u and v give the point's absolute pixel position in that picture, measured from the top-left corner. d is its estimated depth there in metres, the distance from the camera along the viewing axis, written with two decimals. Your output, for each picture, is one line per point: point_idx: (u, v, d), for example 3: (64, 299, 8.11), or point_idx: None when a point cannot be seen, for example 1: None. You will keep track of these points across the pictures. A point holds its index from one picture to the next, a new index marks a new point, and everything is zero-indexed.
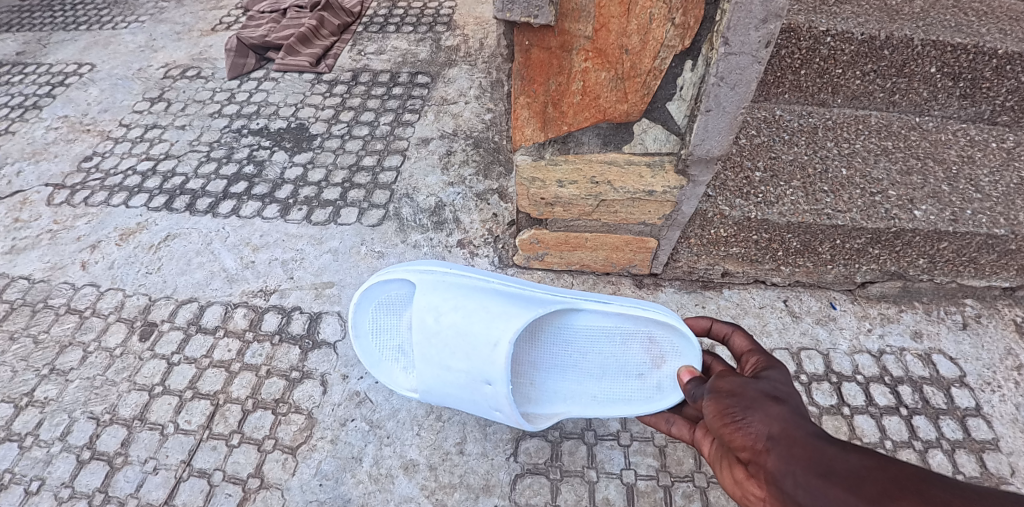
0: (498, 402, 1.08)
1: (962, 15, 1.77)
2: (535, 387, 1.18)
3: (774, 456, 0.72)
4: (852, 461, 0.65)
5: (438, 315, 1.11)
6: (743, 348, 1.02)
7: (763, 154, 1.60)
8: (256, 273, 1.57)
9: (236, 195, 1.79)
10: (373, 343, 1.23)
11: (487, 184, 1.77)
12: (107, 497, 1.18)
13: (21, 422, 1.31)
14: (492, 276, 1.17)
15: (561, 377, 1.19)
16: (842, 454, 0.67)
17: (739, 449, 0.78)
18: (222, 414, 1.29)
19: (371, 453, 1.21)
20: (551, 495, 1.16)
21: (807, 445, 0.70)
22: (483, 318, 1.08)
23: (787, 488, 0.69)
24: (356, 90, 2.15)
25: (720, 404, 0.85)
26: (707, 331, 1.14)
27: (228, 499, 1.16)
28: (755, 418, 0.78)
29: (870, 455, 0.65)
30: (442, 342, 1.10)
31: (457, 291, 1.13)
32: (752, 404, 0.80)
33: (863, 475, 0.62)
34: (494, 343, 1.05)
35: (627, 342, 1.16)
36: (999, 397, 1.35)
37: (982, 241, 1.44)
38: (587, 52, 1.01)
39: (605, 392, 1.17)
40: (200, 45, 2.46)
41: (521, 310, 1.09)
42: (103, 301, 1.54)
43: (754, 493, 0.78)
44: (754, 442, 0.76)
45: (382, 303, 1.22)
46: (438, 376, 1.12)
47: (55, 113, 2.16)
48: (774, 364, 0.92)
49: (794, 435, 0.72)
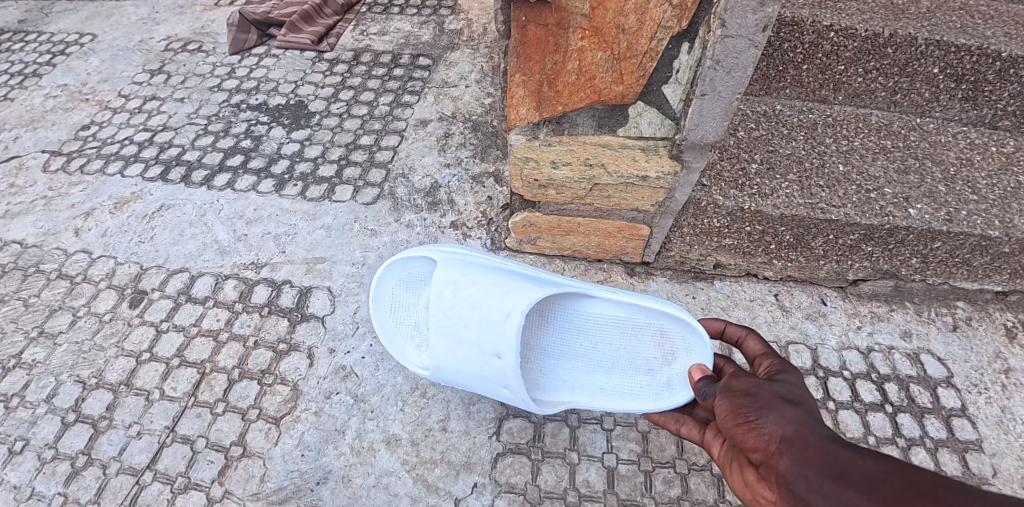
0: (506, 378, 1.07)
1: (969, 17, 1.76)
2: (545, 374, 1.18)
3: (786, 458, 0.73)
4: (867, 464, 0.65)
5: (456, 288, 1.12)
6: (757, 352, 1.01)
7: (760, 147, 1.59)
8: (249, 246, 1.57)
9: (232, 168, 1.79)
10: (391, 319, 1.23)
11: (483, 168, 1.77)
12: (90, 459, 1.19)
13: (9, 383, 1.32)
14: (513, 260, 1.18)
15: (572, 365, 1.18)
16: (856, 458, 0.67)
17: (751, 451, 0.79)
18: (208, 383, 1.29)
19: (355, 426, 1.22)
20: (531, 475, 1.16)
21: (820, 447, 0.70)
22: (499, 293, 1.10)
23: (800, 491, 0.69)
24: (357, 69, 2.14)
25: (732, 404, 0.85)
26: (720, 333, 1.12)
27: (210, 466, 1.17)
28: (767, 419, 0.78)
29: (886, 459, 0.65)
30: (457, 314, 1.10)
31: (477, 269, 1.15)
32: (765, 405, 0.81)
33: (879, 479, 0.62)
34: (507, 314, 1.06)
35: (639, 337, 1.16)
36: (986, 399, 1.35)
37: (976, 243, 1.44)
38: (583, 30, 1.01)
39: (614, 385, 1.16)
40: (203, 19, 2.45)
41: (538, 287, 1.10)
42: (95, 267, 1.54)
43: (766, 495, 0.79)
44: (767, 443, 0.77)
45: (404, 278, 1.24)
46: (449, 350, 1.11)
47: (55, 82, 2.15)
48: (788, 368, 0.92)
49: (807, 438, 0.73)
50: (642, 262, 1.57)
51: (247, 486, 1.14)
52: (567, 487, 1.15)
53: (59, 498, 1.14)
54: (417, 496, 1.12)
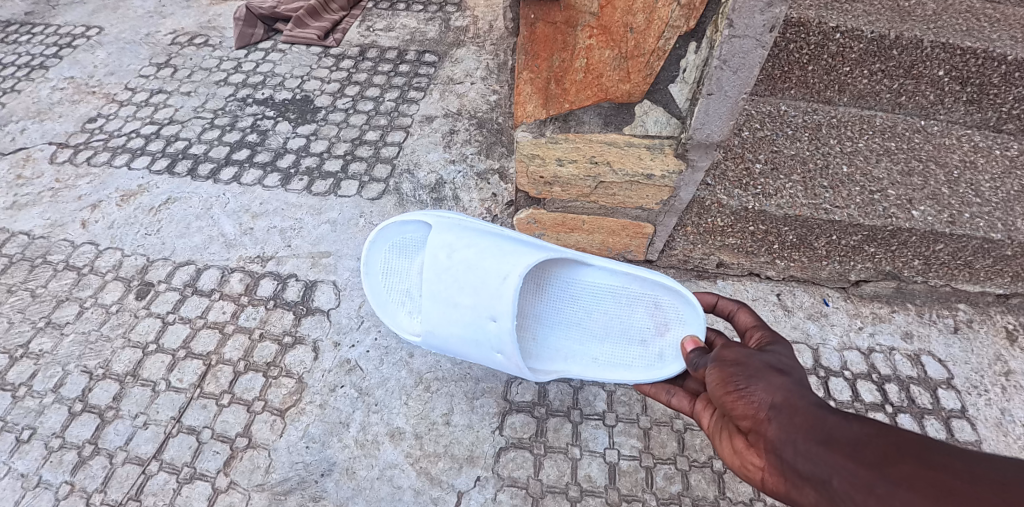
0: (501, 343, 1.08)
1: (976, 20, 1.76)
2: (537, 343, 1.19)
3: (775, 425, 0.74)
4: (852, 428, 0.68)
5: (452, 252, 1.13)
6: (748, 324, 1.03)
7: (765, 147, 1.59)
8: (254, 239, 1.58)
9: (238, 162, 1.80)
10: (385, 285, 1.25)
11: (488, 164, 1.78)
12: (96, 448, 1.20)
13: (16, 373, 1.33)
14: (508, 227, 1.19)
15: (565, 334, 1.20)
16: (842, 422, 0.69)
17: (740, 418, 0.80)
18: (213, 375, 1.30)
19: (359, 419, 1.23)
20: (534, 469, 1.17)
21: (808, 414, 0.72)
22: (495, 256, 1.11)
23: (788, 456, 0.71)
24: (363, 65, 2.14)
25: (723, 373, 0.86)
26: (712, 307, 1.14)
27: (216, 456, 1.18)
28: (757, 387, 0.79)
29: (869, 422, 0.68)
30: (452, 278, 1.11)
31: (472, 234, 1.16)
32: (755, 374, 0.81)
33: (867, 442, 0.65)
34: (503, 277, 1.07)
35: (632, 308, 1.18)
36: (985, 400, 1.36)
37: (979, 245, 1.44)
38: (591, 28, 1.02)
39: (606, 355, 1.17)
40: (210, 14, 2.45)
41: (534, 251, 1.11)
42: (102, 259, 1.55)
43: (754, 462, 0.80)
44: (756, 411, 0.78)
45: (398, 243, 1.25)
46: (444, 314, 1.12)
47: (61, 74, 2.16)
48: (778, 339, 0.92)
49: (796, 405, 0.74)
50: (645, 260, 1.58)
51: (252, 477, 1.15)
52: (570, 482, 1.16)
53: (66, 486, 1.15)
54: (420, 489, 1.13)
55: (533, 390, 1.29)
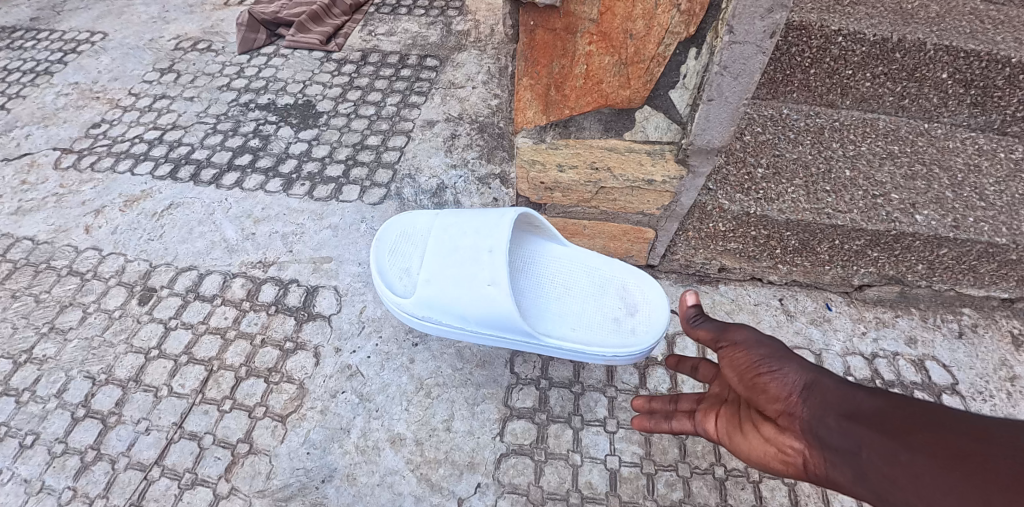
0: (501, 300, 1.09)
1: (979, 22, 1.75)
2: (523, 317, 1.19)
3: (806, 406, 0.77)
4: (874, 402, 0.73)
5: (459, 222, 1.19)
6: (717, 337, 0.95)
7: (766, 151, 1.59)
8: (256, 244, 1.58)
9: (240, 167, 1.81)
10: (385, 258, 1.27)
11: (490, 169, 1.77)
12: (99, 454, 1.20)
13: (20, 378, 1.34)
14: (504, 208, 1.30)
15: (547, 309, 1.23)
16: (865, 397, 0.74)
17: (768, 401, 0.82)
18: (215, 380, 1.31)
19: (359, 425, 1.23)
20: (534, 475, 1.17)
21: (836, 393, 0.76)
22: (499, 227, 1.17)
23: (821, 434, 0.74)
24: (364, 70, 2.15)
25: (741, 358, 0.87)
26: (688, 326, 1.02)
27: (217, 462, 1.18)
28: (781, 371, 0.82)
29: (884, 395, 0.73)
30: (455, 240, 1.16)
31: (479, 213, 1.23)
32: (774, 358, 0.84)
33: (889, 412, 0.70)
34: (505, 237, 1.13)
35: (604, 292, 1.27)
36: (990, 406, 1.35)
37: (983, 249, 1.43)
38: (591, 35, 1.01)
39: (584, 327, 1.20)
40: (213, 19, 2.46)
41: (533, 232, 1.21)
42: (105, 264, 1.56)
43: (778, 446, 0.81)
44: (784, 394, 0.80)
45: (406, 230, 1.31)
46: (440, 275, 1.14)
47: (66, 80, 2.17)
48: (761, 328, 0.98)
49: (822, 384, 0.78)
50: (646, 264, 1.57)
51: (252, 483, 1.15)
52: (570, 489, 1.16)
53: (68, 492, 1.15)
54: (420, 495, 1.13)
55: (534, 396, 1.28)
